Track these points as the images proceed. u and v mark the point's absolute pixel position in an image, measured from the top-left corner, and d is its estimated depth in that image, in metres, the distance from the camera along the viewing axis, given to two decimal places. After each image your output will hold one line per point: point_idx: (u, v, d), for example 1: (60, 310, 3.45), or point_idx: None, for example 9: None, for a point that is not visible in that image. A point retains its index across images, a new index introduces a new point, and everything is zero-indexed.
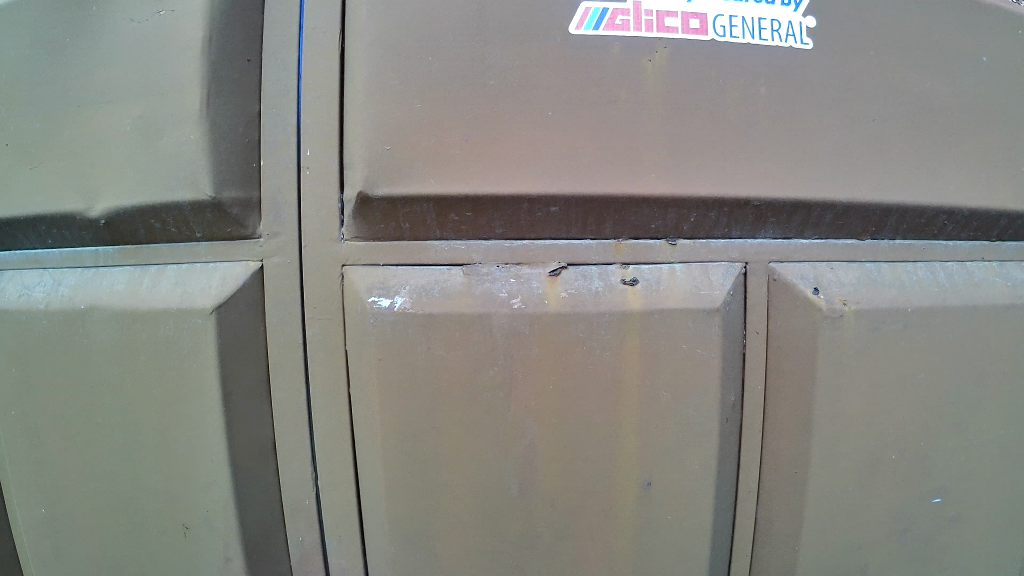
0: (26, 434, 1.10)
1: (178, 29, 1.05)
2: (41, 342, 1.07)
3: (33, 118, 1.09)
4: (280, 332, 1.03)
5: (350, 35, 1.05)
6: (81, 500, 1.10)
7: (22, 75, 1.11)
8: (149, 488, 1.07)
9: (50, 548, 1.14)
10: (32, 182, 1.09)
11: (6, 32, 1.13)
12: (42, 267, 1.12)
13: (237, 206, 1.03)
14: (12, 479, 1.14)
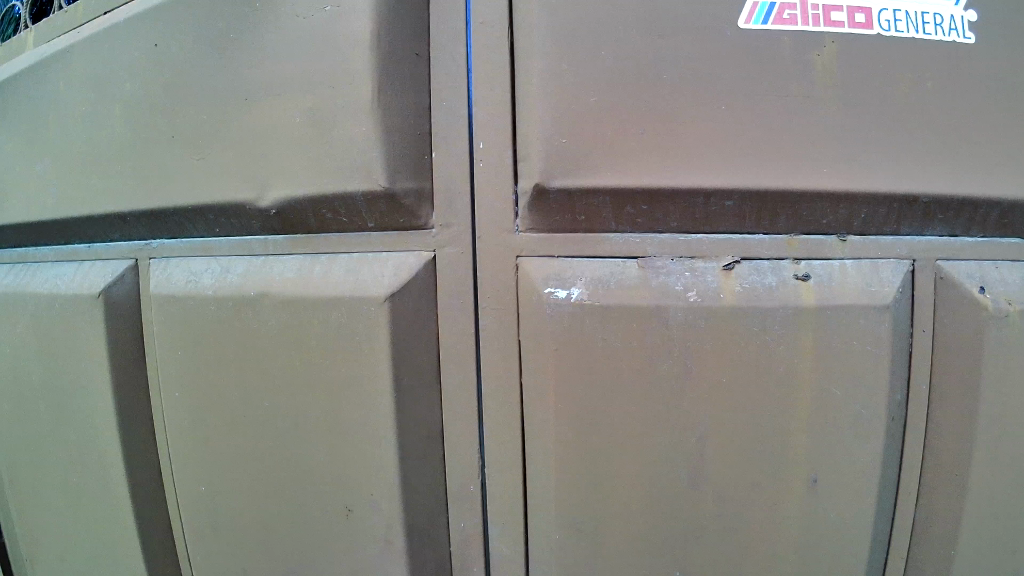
0: (193, 416, 1.10)
1: (348, 25, 1.03)
2: (209, 327, 1.07)
3: (198, 113, 1.08)
4: (453, 320, 1.03)
5: (519, 26, 1.03)
6: (243, 485, 1.10)
7: (188, 70, 1.09)
8: (313, 474, 1.07)
9: (208, 532, 1.14)
10: (199, 174, 1.07)
11: (169, 26, 1.11)
12: (210, 256, 1.10)
13: (412, 197, 1.01)
14: (172, 462, 1.14)
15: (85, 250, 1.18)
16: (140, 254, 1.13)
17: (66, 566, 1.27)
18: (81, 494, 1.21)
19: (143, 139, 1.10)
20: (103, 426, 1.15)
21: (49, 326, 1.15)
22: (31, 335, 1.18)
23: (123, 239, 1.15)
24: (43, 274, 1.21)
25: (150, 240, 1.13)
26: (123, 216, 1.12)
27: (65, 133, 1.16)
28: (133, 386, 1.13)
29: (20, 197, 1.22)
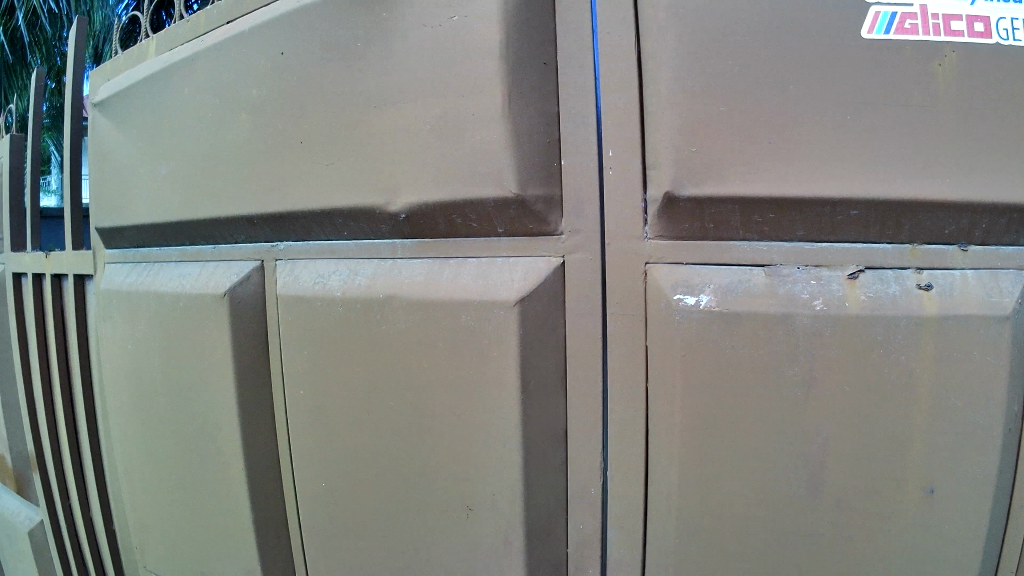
0: (317, 416, 1.12)
1: (477, 35, 1.04)
2: (336, 328, 1.09)
3: (325, 119, 1.10)
4: (580, 324, 1.06)
5: (646, 37, 1.04)
6: (365, 484, 1.12)
7: (314, 75, 1.11)
8: (436, 474, 1.08)
9: (326, 530, 1.16)
10: (327, 179, 1.09)
11: (294, 33, 1.13)
12: (335, 257, 1.12)
13: (542, 203, 1.03)
14: (293, 459, 1.17)
15: (210, 251, 1.22)
16: (266, 255, 1.16)
17: (179, 561, 1.31)
18: (199, 490, 1.24)
19: (270, 144, 1.13)
20: (225, 424, 1.18)
21: (177, 325, 1.20)
22: (157, 333, 1.23)
23: (247, 241, 1.18)
24: (169, 274, 1.25)
25: (276, 242, 1.15)
26: (251, 219, 1.14)
27: (190, 139, 1.20)
28: (255, 385, 1.15)
29: (145, 202, 1.26)
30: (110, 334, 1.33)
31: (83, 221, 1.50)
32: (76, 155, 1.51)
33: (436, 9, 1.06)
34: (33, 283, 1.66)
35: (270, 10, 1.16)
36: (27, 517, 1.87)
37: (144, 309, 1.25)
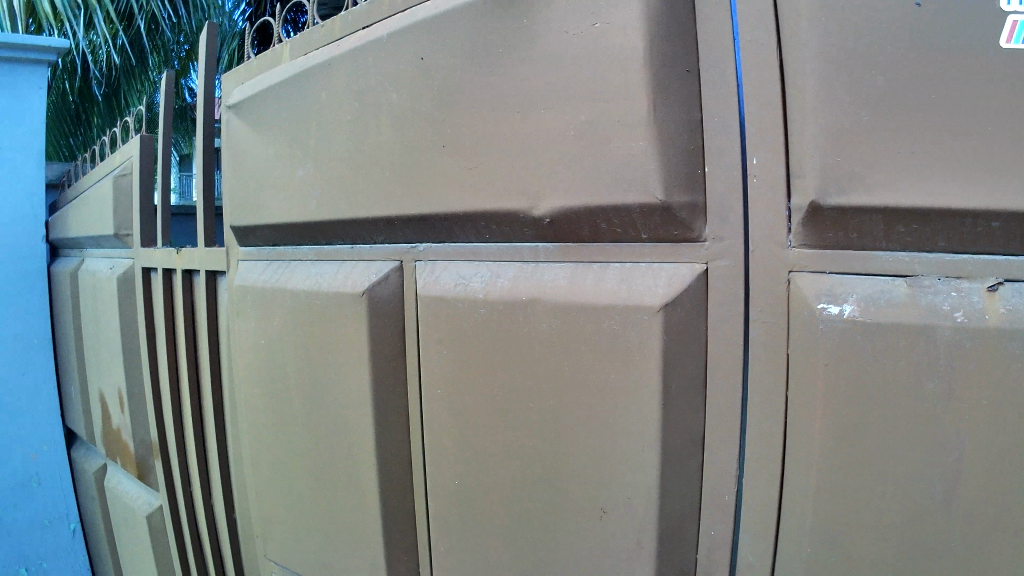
0: (452, 412, 1.19)
1: (619, 41, 1.03)
2: (476, 329, 1.15)
3: (469, 125, 1.14)
4: (721, 332, 1.04)
5: (788, 35, 1.00)
6: (497, 485, 1.16)
7: (457, 80, 1.15)
8: (568, 478, 1.10)
9: (454, 525, 1.21)
10: (470, 182, 1.14)
11: (439, 39, 1.17)
12: (477, 259, 1.17)
13: (686, 210, 1.02)
14: (426, 456, 1.23)
15: (348, 249, 1.31)
16: (404, 256, 1.24)
17: (301, 545, 1.41)
18: (331, 481, 1.33)
19: (415, 150, 1.19)
20: (359, 420, 1.26)
21: (318, 319, 1.31)
22: (296, 327, 1.35)
23: (387, 242, 1.26)
24: (307, 270, 1.37)
25: (415, 243, 1.23)
26: (390, 221, 1.22)
27: (332, 146, 1.29)
28: (390, 379, 1.24)
29: (287, 204, 1.37)
30: (246, 329, 1.47)
31: (215, 220, 1.65)
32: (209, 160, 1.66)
33: (575, 17, 1.07)
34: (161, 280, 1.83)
35: (407, 17, 1.21)
36: (146, 503, 2.08)
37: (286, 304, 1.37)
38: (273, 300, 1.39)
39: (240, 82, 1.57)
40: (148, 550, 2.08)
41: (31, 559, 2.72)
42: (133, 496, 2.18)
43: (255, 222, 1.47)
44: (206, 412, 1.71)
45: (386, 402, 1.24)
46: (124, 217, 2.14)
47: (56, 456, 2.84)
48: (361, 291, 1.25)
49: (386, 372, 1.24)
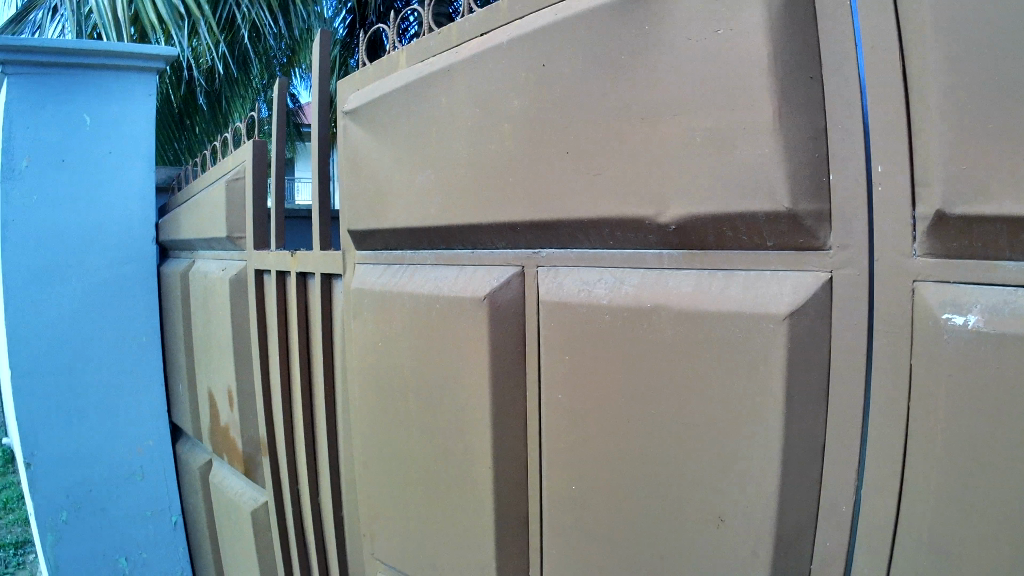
0: (570, 416, 1.26)
1: (743, 48, 1.03)
2: (600, 334, 1.20)
3: (592, 131, 1.19)
4: (845, 344, 1.01)
5: (911, 29, 0.94)
6: (612, 487, 1.21)
7: (580, 86, 1.21)
8: (687, 481, 1.12)
9: (567, 526, 1.29)
10: (595, 187, 1.19)
11: (565, 46, 1.23)
12: (600, 264, 1.24)
13: (812, 217, 1.01)
14: (543, 456, 1.31)
15: (469, 254, 1.43)
16: (527, 261, 1.33)
17: (411, 532, 1.54)
18: (445, 476, 1.45)
19: (543, 160, 1.25)
20: (476, 419, 1.37)
21: (438, 320, 1.43)
22: (416, 326, 1.48)
23: (507, 247, 1.36)
24: (425, 274, 1.50)
25: (539, 250, 1.31)
26: (514, 226, 1.31)
27: (454, 154, 1.40)
28: (508, 380, 1.34)
29: (410, 210, 1.50)
30: (364, 329, 1.63)
31: (331, 224, 1.83)
32: (325, 165, 1.82)
33: (699, 23, 1.08)
34: (276, 281, 2.01)
35: (530, 23, 1.28)
36: (253, 498, 2.27)
37: (406, 305, 1.50)
38: (393, 300, 1.54)
39: (356, 88, 1.73)
40: (250, 542, 2.28)
41: (132, 547, 3.17)
42: (239, 491, 2.37)
43: (374, 229, 1.62)
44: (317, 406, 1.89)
45: (502, 405, 1.34)
46: (237, 220, 2.28)
47: (161, 455, 3.27)
48: (484, 295, 1.35)
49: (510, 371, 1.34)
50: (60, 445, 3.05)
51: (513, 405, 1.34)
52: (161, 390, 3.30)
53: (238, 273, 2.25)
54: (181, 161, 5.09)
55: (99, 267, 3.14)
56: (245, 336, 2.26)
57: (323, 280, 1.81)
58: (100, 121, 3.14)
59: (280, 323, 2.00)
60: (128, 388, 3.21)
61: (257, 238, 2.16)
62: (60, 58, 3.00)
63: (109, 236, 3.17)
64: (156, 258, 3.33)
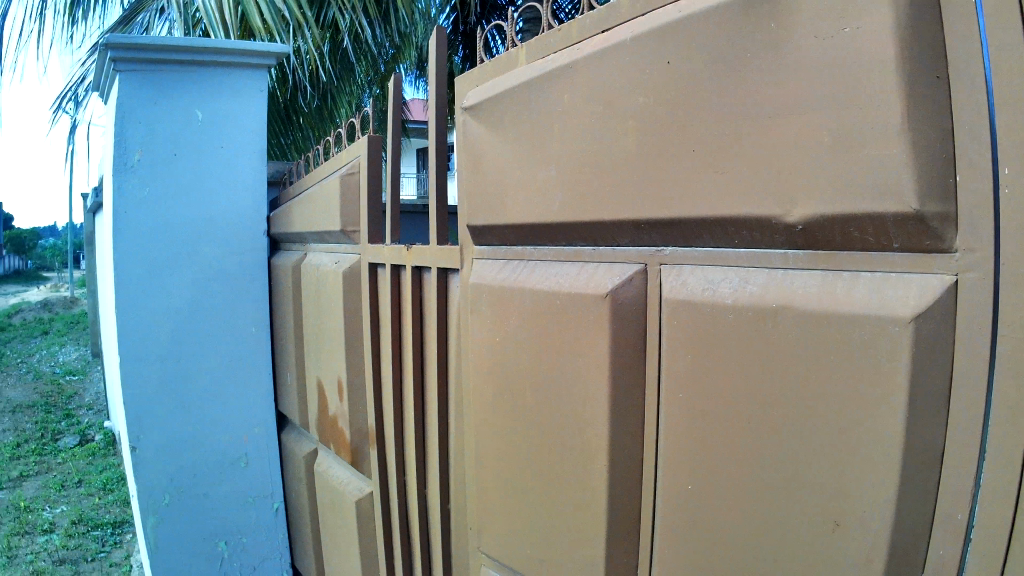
0: (691, 415, 1.26)
1: (869, 47, 1.00)
2: (724, 332, 1.20)
3: (719, 131, 1.19)
4: (968, 351, 0.96)
5: None
6: (727, 487, 1.21)
7: (707, 85, 1.20)
8: (804, 486, 1.11)
9: (679, 524, 1.30)
10: (722, 186, 1.19)
11: (691, 44, 1.23)
12: (725, 264, 1.24)
13: (938, 219, 0.97)
14: (659, 453, 1.33)
15: (590, 251, 1.45)
16: (650, 259, 1.35)
17: (519, 520, 1.61)
18: (561, 471, 1.49)
19: (670, 160, 1.26)
20: (597, 416, 1.40)
21: (561, 317, 1.46)
22: (536, 321, 1.52)
23: (632, 245, 1.38)
24: (545, 270, 1.54)
25: (663, 247, 1.32)
26: (638, 224, 1.33)
27: (576, 152, 1.43)
28: (626, 376, 1.36)
29: (532, 207, 1.54)
30: (481, 322, 1.68)
31: (447, 219, 1.86)
32: (443, 160, 1.86)
33: (825, 21, 1.05)
34: (391, 274, 2.06)
35: (653, 19, 1.30)
36: (358, 488, 2.34)
37: (528, 302, 1.54)
38: (512, 295, 1.58)
39: (475, 85, 1.78)
40: (353, 530, 2.35)
41: (231, 532, 3.32)
42: (345, 480, 2.44)
43: (493, 225, 1.66)
44: (429, 401, 1.94)
45: (622, 403, 1.37)
46: (351, 215, 2.32)
47: (266, 441, 3.38)
48: (605, 292, 1.38)
49: (632, 372, 1.36)
50: (170, 429, 3.18)
51: (636, 404, 1.36)
52: (270, 377, 3.39)
53: (352, 266, 2.30)
54: (289, 156, 5.43)
55: (209, 258, 3.24)
56: (356, 329, 2.31)
57: (440, 276, 1.86)
58: (213, 116, 3.21)
59: (393, 316, 2.06)
60: (237, 376, 3.31)
61: (371, 233, 2.20)
62: (174, 55, 3.08)
63: (219, 228, 3.26)
64: (267, 250, 3.40)
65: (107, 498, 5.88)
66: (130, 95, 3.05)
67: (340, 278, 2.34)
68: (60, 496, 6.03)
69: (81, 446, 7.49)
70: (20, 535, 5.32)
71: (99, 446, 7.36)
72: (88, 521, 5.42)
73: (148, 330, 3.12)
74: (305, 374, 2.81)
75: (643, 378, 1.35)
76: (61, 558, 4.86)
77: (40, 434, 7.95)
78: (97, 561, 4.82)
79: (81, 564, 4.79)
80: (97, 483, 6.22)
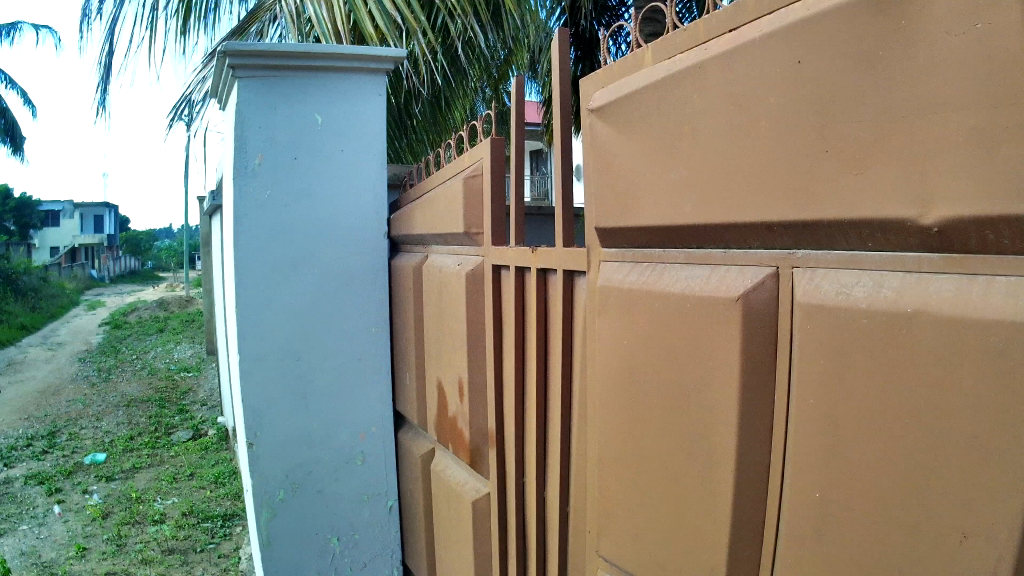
0: (822, 421, 1.23)
1: (1002, 43, 0.96)
2: (859, 337, 1.17)
3: (851, 131, 1.16)
4: None
5: None
6: (855, 494, 1.18)
7: (838, 84, 1.18)
8: (932, 498, 1.07)
9: (804, 531, 1.28)
10: (855, 188, 1.16)
11: (821, 42, 1.20)
12: (859, 267, 1.20)
13: None
14: (787, 459, 1.31)
15: (722, 254, 1.44)
16: (782, 262, 1.32)
17: (641, 521, 1.61)
18: (687, 474, 1.49)
19: (803, 161, 1.24)
20: (724, 420, 1.39)
21: (689, 321, 1.45)
22: (665, 323, 1.52)
23: (764, 248, 1.35)
24: (674, 273, 1.53)
25: (796, 250, 1.30)
26: (770, 226, 1.31)
27: (705, 153, 1.42)
28: (756, 379, 1.34)
29: (661, 209, 1.53)
30: (608, 326, 1.69)
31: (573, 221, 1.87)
32: (569, 162, 1.87)
33: (957, 16, 1.01)
34: (514, 276, 2.08)
35: (782, 17, 1.28)
36: (476, 488, 2.37)
37: (656, 305, 1.54)
38: (640, 298, 1.58)
39: (601, 87, 1.77)
40: (469, 529, 2.38)
41: (343, 528, 3.39)
42: (462, 480, 2.48)
43: (622, 227, 1.66)
44: (552, 403, 1.95)
45: (752, 407, 1.35)
46: (474, 217, 2.34)
47: (382, 440, 3.44)
48: (736, 296, 1.36)
49: (763, 378, 1.34)
50: (285, 425, 3.26)
51: (765, 408, 1.34)
52: (387, 377, 3.45)
53: (474, 268, 2.33)
54: (404, 160, 5.61)
55: (328, 260, 3.31)
56: (478, 330, 2.34)
57: (565, 277, 1.87)
58: (332, 120, 3.28)
59: (517, 318, 2.08)
60: (355, 375, 3.37)
61: (495, 234, 2.22)
62: (293, 61, 3.16)
63: (340, 230, 3.32)
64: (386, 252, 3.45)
65: (218, 491, 6.07)
66: (250, 100, 3.15)
67: (463, 279, 2.37)
68: (172, 488, 6.26)
69: (193, 440, 7.75)
70: (132, 524, 5.54)
71: (211, 440, 7.60)
72: (198, 513, 5.60)
73: (267, 329, 3.21)
74: (424, 373, 2.86)
75: (773, 383, 1.33)
76: (171, 548, 5.03)
77: (154, 428, 8.26)
78: (205, 552, 4.98)
79: (190, 555, 4.96)
80: (209, 476, 6.43)
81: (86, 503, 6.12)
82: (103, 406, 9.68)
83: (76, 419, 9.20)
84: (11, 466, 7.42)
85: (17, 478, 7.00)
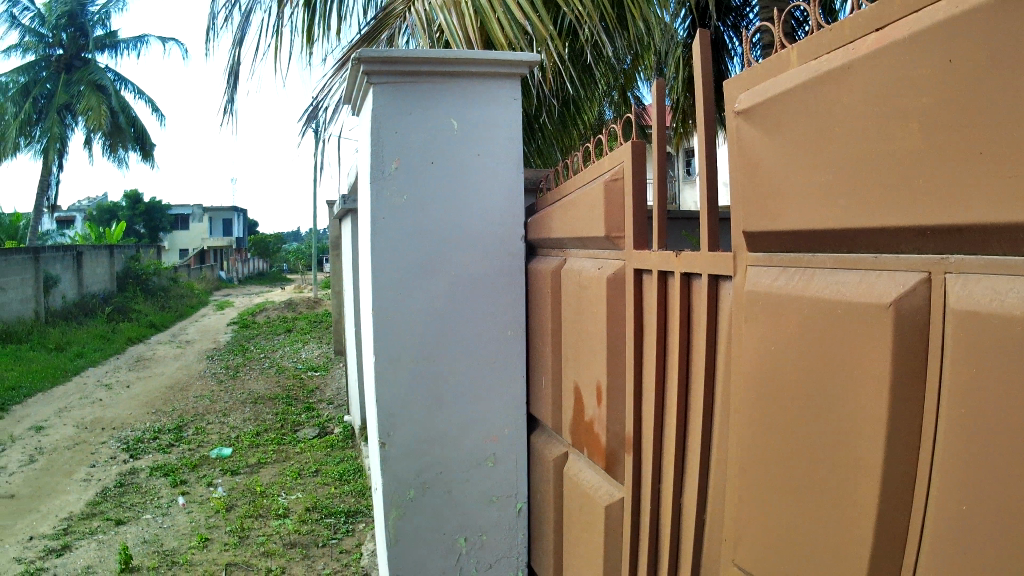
0: (973, 434, 1.17)
1: None
2: (1011, 346, 1.11)
3: (1003, 132, 1.11)
4: None
5: None
6: (1003, 513, 1.12)
7: (989, 84, 1.13)
8: None
9: (949, 546, 1.22)
10: (1010, 191, 1.10)
11: (970, 42, 1.15)
12: (1013, 273, 1.13)
13: None
14: (936, 473, 1.25)
15: (875, 259, 1.39)
16: (934, 267, 1.26)
17: (781, 533, 1.58)
18: (832, 484, 1.44)
19: (956, 162, 1.19)
20: (873, 428, 1.34)
21: (839, 327, 1.42)
22: (815, 330, 1.48)
23: (918, 252, 1.30)
24: (824, 277, 1.49)
25: (949, 254, 1.23)
26: (924, 230, 1.26)
27: (855, 155, 1.38)
28: (905, 387, 1.29)
29: (808, 213, 1.50)
30: (755, 332, 1.66)
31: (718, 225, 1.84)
32: (715, 166, 1.84)
33: None
34: (658, 280, 2.07)
35: (930, 15, 1.23)
36: (609, 493, 2.38)
37: (805, 310, 1.50)
38: (789, 304, 1.55)
39: (746, 88, 1.74)
40: (601, 533, 2.39)
41: (472, 529, 3.43)
42: (596, 484, 2.48)
43: (770, 230, 1.63)
44: (695, 409, 1.93)
45: (900, 417, 1.30)
46: (615, 221, 2.34)
47: (514, 443, 3.45)
48: (888, 302, 1.32)
49: (912, 387, 1.29)
50: (415, 424, 3.33)
51: (913, 417, 1.29)
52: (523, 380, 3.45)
53: (615, 271, 2.33)
54: (531, 163, 5.67)
55: (463, 263, 3.35)
56: (616, 334, 2.34)
57: (710, 282, 1.84)
58: (468, 125, 3.32)
59: (659, 323, 2.06)
60: (488, 377, 3.40)
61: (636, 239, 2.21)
62: (429, 67, 3.23)
63: (475, 235, 3.36)
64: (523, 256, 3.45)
65: (343, 488, 6.22)
66: (386, 107, 3.23)
67: (603, 283, 2.37)
68: (296, 484, 6.46)
69: (318, 438, 7.97)
70: (255, 517, 5.74)
71: (337, 438, 7.79)
72: (321, 508, 5.76)
73: (400, 328, 3.28)
74: (560, 377, 2.87)
75: (923, 392, 1.28)
76: (293, 542, 5.19)
77: (280, 425, 8.54)
78: (327, 547, 5.11)
79: (312, 549, 5.10)
80: (334, 473, 6.60)
81: (210, 495, 6.37)
82: (232, 403, 10.06)
83: (206, 414, 9.61)
84: (139, 457, 7.81)
85: (146, 469, 7.35)
